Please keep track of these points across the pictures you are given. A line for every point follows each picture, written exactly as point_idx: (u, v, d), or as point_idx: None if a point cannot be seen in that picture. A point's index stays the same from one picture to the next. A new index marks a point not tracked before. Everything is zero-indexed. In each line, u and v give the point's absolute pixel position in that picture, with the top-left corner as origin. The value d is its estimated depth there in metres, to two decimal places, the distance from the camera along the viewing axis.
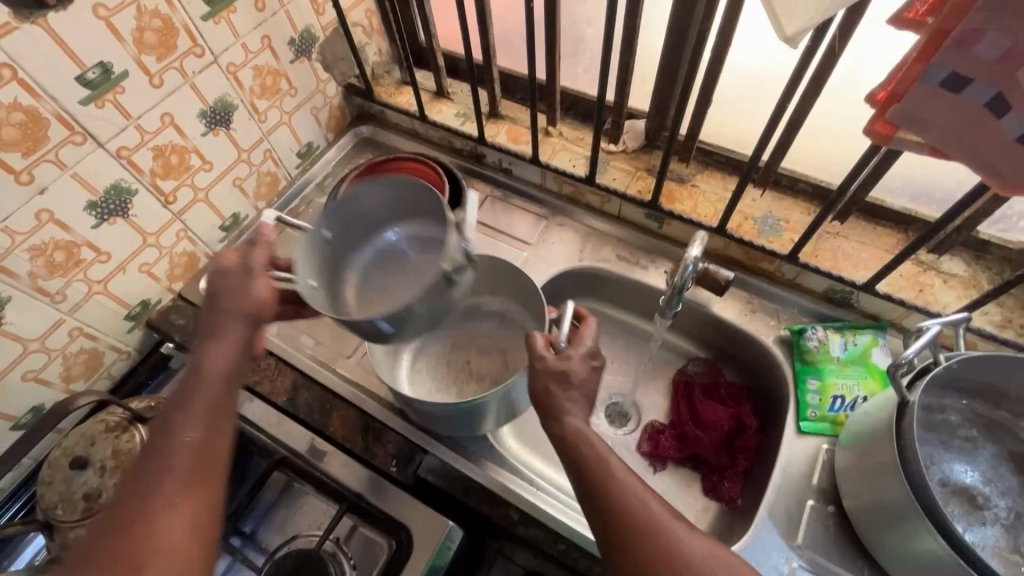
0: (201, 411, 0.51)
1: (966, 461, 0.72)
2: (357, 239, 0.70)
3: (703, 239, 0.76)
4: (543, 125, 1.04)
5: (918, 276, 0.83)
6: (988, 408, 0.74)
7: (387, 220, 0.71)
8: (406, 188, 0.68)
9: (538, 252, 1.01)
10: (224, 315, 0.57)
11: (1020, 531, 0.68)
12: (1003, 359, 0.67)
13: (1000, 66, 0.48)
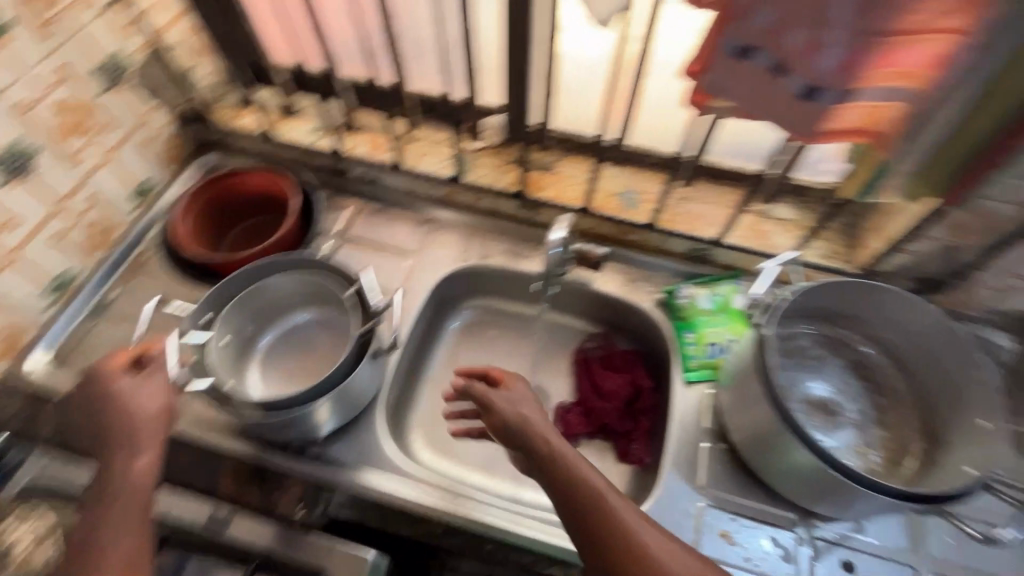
0: (132, 522, 0.60)
1: (817, 378, 0.83)
2: (268, 320, 0.90)
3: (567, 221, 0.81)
4: (404, 131, 1.03)
5: (758, 225, 0.93)
6: (829, 328, 0.85)
7: (299, 305, 0.92)
8: (312, 282, 0.88)
9: (421, 259, 0.99)
10: (121, 425, 0.63)
11: (866, 427, 0.80)
12: (832, 286, 0.78)
13: (774, 34, 0.55)
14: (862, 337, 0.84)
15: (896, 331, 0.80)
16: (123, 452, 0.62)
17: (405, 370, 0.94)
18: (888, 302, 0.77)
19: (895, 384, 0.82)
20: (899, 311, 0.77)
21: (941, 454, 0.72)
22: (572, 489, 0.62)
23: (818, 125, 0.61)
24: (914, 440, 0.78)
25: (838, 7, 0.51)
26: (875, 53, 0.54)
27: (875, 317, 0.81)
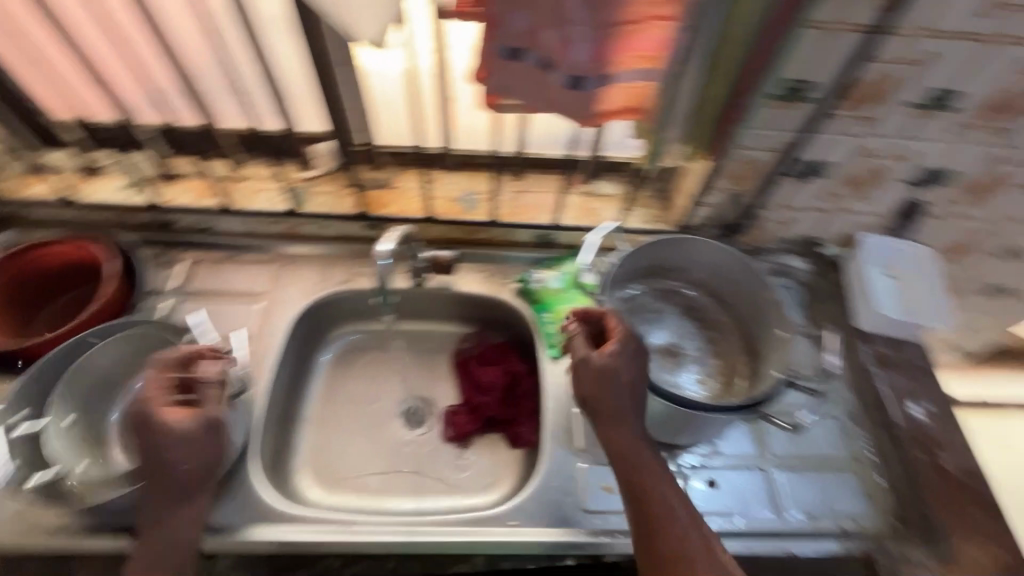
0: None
1: (659, 328, 0.93)
2: (111, 395, 0.83)
3: (394, 232, 0.79)
4: (229, 173, 0.99)
5: (588, 204, 1.02)
6: (659, 282, 0.96)
7: (133, 371, 0.84)
8: (129, 341, 0.81)
9: (275, 298, 0.96)
10: (170, 467, 0.67)
11: (705, 359, 0.92)
12: (650, 247, 0.89)
13: (529, 35, 0.62)
14: (687, 284, 0.96)
15: (708, 273, 0.93)
16: (164, 492, 0.67)
17: (276, 415, 0.90)
18: (694, 249, 0.89)
19: (720, 317, 0.95)
20: (705, 255, 0.90)
21: (761, 366, 0.85)
22: (629, 467, 0.69)
23: (593, 109, 0.69)
24: (742, 360, 0.90)
25: (573, 7, 0.58)
26: (616, 42, 0.62)
27: (691, 264, 0.93)
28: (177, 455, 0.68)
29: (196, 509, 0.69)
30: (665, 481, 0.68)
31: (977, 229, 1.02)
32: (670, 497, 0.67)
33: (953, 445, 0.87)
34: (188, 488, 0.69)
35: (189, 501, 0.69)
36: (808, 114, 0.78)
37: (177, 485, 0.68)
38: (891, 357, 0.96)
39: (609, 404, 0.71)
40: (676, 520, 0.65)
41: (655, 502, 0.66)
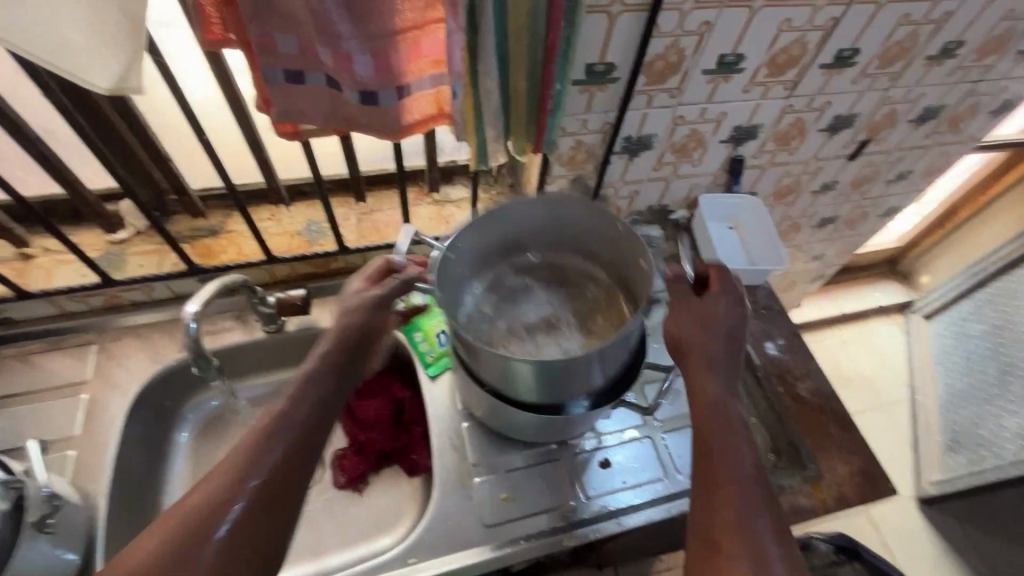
0: (275, 432, 0.57)
1: (529, 305, 0.86)
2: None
3: (201, 293, 0.67)
4: (17, 252, 0.85)
5: (441, 211, 0.99)
6: (517, 260, 0.90)
7: None
8: None
9: (103, 383, 0.84)
10: (365, 307, 0.72)
11: (584, 319, 0.86)
12: (483, 221, 0.78)
13: (304, 56, 0.57)
14: (546, 255, 0.91)
15: (557, 239, 0.89)
16: (311, 379, 0.63)
17: (126, 515, 0.78)
18: (530, 217, 0.83)
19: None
20: (545, 215, 0.83)
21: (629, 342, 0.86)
22: (712, 418, 0.61)
23: (398, 121, 0.66)
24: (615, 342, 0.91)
25: (337, 21, 0.55)
26: (400, 52, 0.60)
27: (538, 232, 0.87)
28: (333, 356, 0.67)
29: (309, 440, 0.59)
30: (748, 442, 0.60)
31: (795, 173, 1.12)
32: (750, 467, 0.57)
33: (807, 371, 0.96)
34: (318, 392, 0.63)
35: (293, 421, 0.59)
36: (617, 93, 0.81)
37: (318, 384, 0.63)
38: (745, 303, 1.03)
39: (700, 356, 0.66)
40: (750, 479, 0.56)
41: (738, 461, 0.58)
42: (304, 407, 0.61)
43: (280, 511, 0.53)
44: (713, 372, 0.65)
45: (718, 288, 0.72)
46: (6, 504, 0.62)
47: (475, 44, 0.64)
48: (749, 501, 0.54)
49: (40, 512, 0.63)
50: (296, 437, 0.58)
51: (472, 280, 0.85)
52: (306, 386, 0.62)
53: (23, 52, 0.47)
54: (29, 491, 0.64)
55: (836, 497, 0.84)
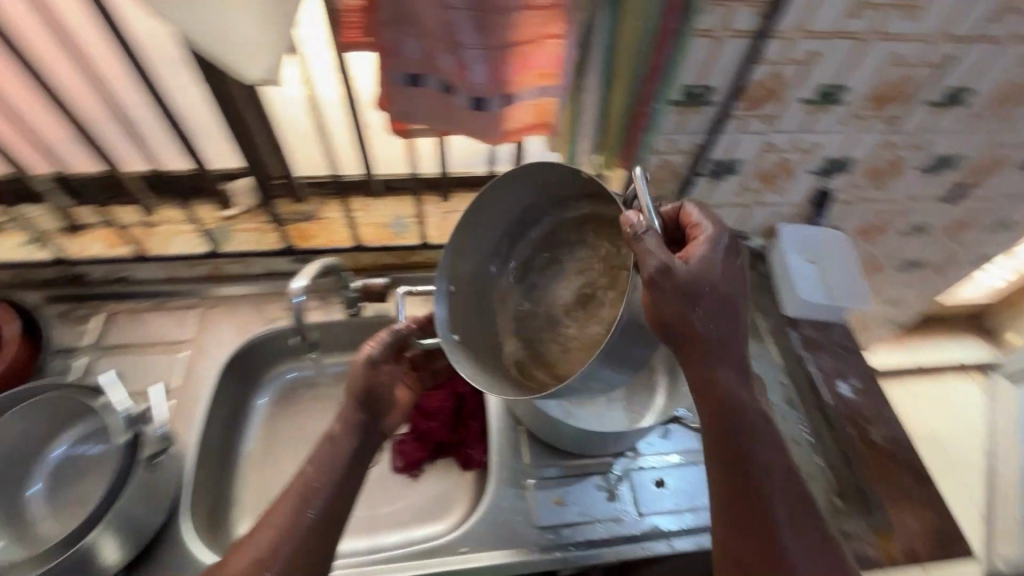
0: (303, 497, 0.63)
1: (560, 281, 0.77)
2: (23, 473, 0.74)
3: (309, 270, 0.72)
4: (142, 218, 0.95)
5: None
6: (536, 232, 0.79)
7: (44, 443, 0.75)
8: (34, 407, 0.72)
9: (201, 344, 0.92)
10: (374, 366, 0.73)
11: (618, 276, 0.72)
12: (457, 236, 0.74)
13: (426, 60, 0.62)
14: (551, 217, 0.77)
15: (555, 198, 0.75)
16: (335, 442, 0.68)
17: (209, 468, 0.85)
18: (502, 196, 0.74)
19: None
20: (515, 187, 0.73)
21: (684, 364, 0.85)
22: (724, 415, 0.63)
23: (501, 127, 0.69)
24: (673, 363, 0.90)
25: (461, 31, 0.58)
26: (512, 62, 0.62)
27: (533, 199, 0.76)
28: (343, 418, 0.70)
29: (332, 482, 0.65)
30: (761, 425, 0.64)
31: (884, 211, 1.08)
32: (767, 453, 0.63)
33: (881, 417, 0.92)
34: (338, 442, 0.68)
35: (315, 480, 0.64)
36: (711, 117, 0.81)
37: (334, 439, 0.68)
38: (819, 340, 1.00)
39: (704, 349, 0.62)
40: (766, 470, 0.63)
41: (752, 457, 0.63)
42: (324, 460, 0.66)
43: (323, 554, 0.62)
44: (721, 365, 0.63)
45: (700, 242, 0.62)
46: (127, 438, 0.69)
47: (583, 61, 0.68)
48: (767, 493, 0.62)
49: (159, 442, 0.71)
50: (316, 491, 0.64)
51: (492, 279, 0.80)
52: (322, 444, 0.68)
53: (197, 41, 0.55)
54: (144, 432, 0.71)
55: (905, 553, 0.80)
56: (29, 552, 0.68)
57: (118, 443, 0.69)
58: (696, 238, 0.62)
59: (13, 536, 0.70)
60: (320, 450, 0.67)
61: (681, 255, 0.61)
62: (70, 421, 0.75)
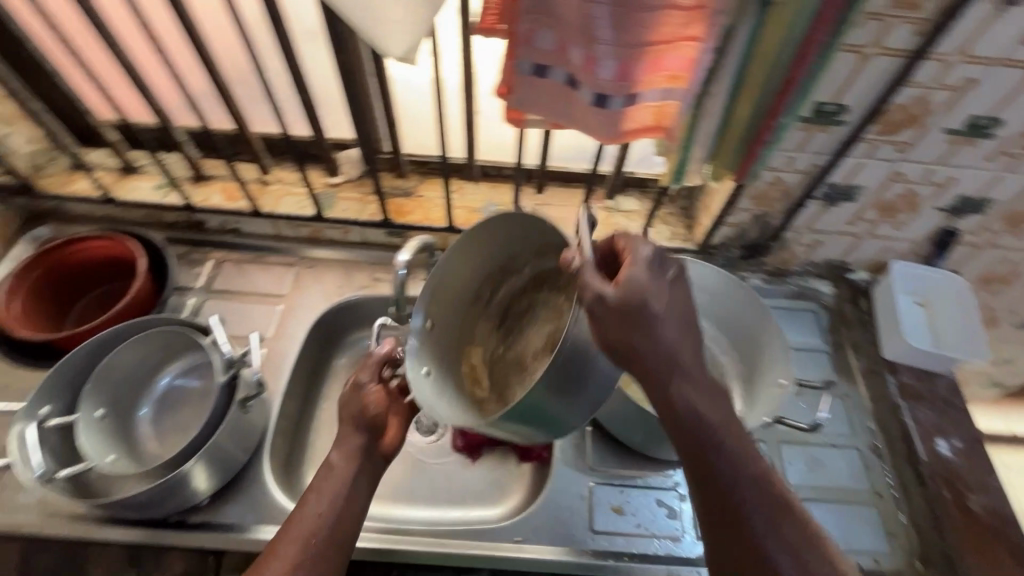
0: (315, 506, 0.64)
1: (536, 328, 0.76)
2: (135, 395, 0.79)
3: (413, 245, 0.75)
4: (258, 176, 1.02)
5: (609, 219, 1.01)
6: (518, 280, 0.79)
7: (157, 369, 0.81)
8: (156, 336, 0.78)
9: (295, 301, 0.98)
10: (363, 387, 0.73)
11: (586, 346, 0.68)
12: (441, 271, 0.73)
13: (557, 53, 0.62)
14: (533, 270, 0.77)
15: (532, 249, 0.75)
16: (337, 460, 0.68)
17: (289, 417, 0.90)
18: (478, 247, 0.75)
19: (721, 344, 0.96)
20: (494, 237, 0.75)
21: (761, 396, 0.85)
22: (687, 423, 0.60)
23: (619, 126, 0.68)
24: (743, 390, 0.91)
25: (600, 26, 0.58)
26: (645, 61, 0.61)
27: (512, 251, 0.76)
28: (345, 448, 0.69)
29: (341, 510, 0.64)
30: (729, 427, 0.61)
31: (1015, 261, 0.98)
32: (738, 456, 0.60)
33: (982, 484, 0.84)
34: (343, 470, 0.67)
35: (324, 510, 0.64)
36: (839, 137, 0.77)
37: (340, 468, 0.67)
38: (918, 389, 0.93)
39: (654, 363, 0.59)
40: (738, 472, 0.59)
41: (722, 461, 0.59)
42: (330, 490, 0.65)
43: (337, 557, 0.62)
44: (676, 373, 0.60)
45: (632, 265, 0.59)
46: (226, 377, 0.75)
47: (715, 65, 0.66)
48: (741, 495, 0.58)
49: (252, 387, 0.75)
50: (326, 519, 0.63)
51: (467, 328, 0.79)
52: (324, 474, 0.67)
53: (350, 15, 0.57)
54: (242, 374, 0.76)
55: None
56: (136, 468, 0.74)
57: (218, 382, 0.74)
58: (629, 261, 0.59)
59: (127, 451, 0.76)
60: (326, 481, 0.66)
61: (614, 284, 0.58)
62: (179, 353, 0.81)
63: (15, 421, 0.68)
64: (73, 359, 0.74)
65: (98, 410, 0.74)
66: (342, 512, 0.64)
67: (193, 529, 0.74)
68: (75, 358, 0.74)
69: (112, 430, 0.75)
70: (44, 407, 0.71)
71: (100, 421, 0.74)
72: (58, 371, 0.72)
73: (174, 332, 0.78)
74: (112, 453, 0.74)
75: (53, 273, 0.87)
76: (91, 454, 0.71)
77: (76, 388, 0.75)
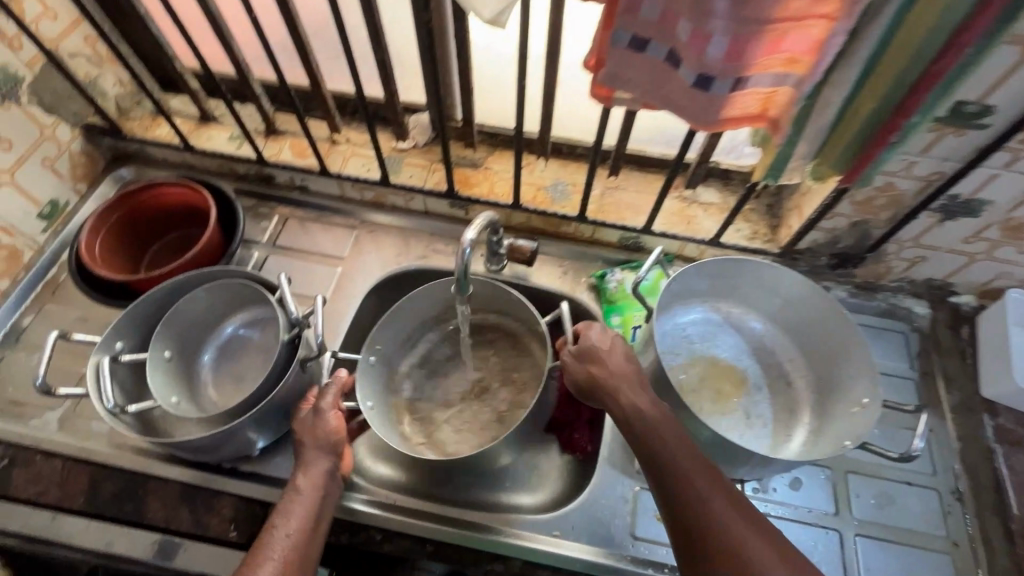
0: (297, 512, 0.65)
1: (462, 370, 0.97)
2: (199, 340, 0.82)
3: (480, 222, 0.70)
4: (328, 134, 1.01)
5: (685, 210, 0.94)
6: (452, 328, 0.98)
7: (223, 318, 0.83)
8: (224, 288, 0.79)
9: (355, 265, 0.97)
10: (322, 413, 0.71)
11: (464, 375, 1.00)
12: (386, 326, 0.88)
13: (662, 25, 0.56)
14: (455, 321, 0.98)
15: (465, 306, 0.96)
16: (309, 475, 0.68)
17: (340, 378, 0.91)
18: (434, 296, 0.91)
19: (793, 354, 0.89)
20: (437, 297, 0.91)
21: (834, 413, 0.79)
22: (642, 441, 0.65)
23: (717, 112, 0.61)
24: (812, 404, 0.84)
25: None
26: (763, 41, 0.54)
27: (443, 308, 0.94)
28: (311, 477, 0.68)
29: (303, 545, 0.63)
30: (681, 442, 0.64)
31: None
32: (693, 472, 0.61)
33: None
34: (306, 499, 0.66)
35: (289, 542, 0.62)
36: (978, 143, 0.66)
37: (302, 500, 0.66)
38: (1018, 435, 0.83)
39: (610, 387, 0.70)
40: (695, 486, 0.60)
41: (680, 474, 0.61)
42: (294, 521, 0.64)
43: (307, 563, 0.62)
44: (627, 395, 0.69)
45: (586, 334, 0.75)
46: (291, 335, 0.75)
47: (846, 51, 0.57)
48: (704, 508, 0.59)
49: (314, 349, 0.75)
50: (290, 553, 0.61)
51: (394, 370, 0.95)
52: (291, 501, 0.65)
53: None
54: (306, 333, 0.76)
55: None
56: (194, 413, 0.77)
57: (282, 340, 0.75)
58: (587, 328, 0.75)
59: (189, 392, 0.79)
60: (295, 505, 0.65)
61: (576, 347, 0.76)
62: (243, 306, 0.83)
63: (92, 355, 0.70)
64: (146, 302, 0.76)
65: (168, 352, 0.77)
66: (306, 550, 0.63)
67: (243, 477, 0.76)
68: (148, 301, 0.76)
69: (177, 371, 0.79)
70: (118, 343, 0.74)
71: (167, 363, 0.77)
72: (131, 312, 0.74)
73: (240, 286, 0.79)
74: (176, 394, 0.77)
75: (133, 212, 0.89)
76: (156, 395, 0.74)
77: (148, 328, 0.78)
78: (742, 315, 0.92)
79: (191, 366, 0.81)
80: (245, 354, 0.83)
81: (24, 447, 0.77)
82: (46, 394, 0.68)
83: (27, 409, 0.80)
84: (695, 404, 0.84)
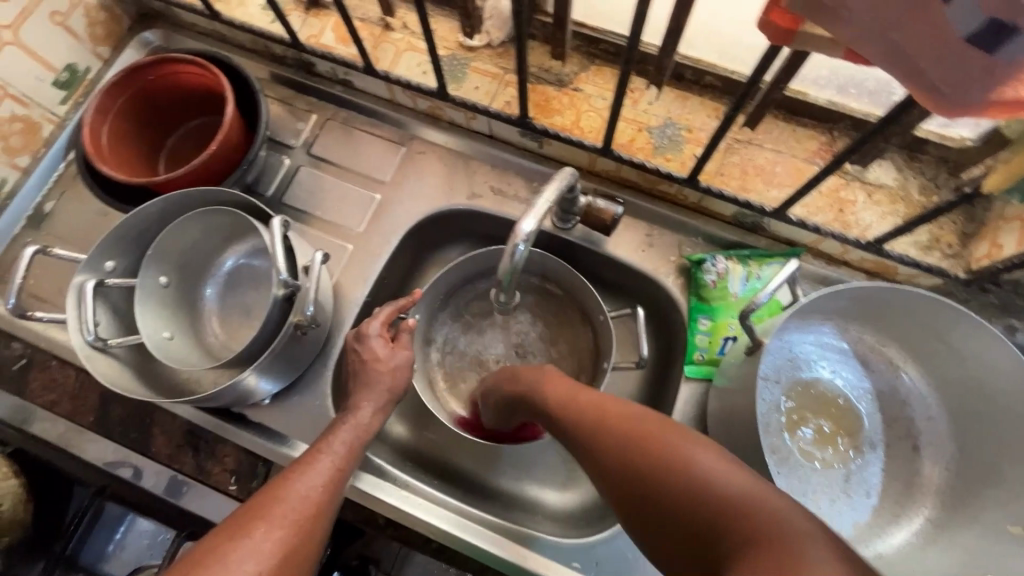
0: (338, 450, 0.57)
1: (494, 332, 0.81)
2: (199, 271, 0.73)
3: (541, 208, 0.53)
4: (381, 16, 0.79)
5: (839, 191, 0.69)
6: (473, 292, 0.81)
7: (225, 248, 0.74)
8: (222, 216, 0.69)
9: (397, 193, 0.80)
10: (374, 369, 0.63)
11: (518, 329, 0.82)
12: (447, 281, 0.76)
13: None
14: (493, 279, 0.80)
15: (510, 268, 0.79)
16: (363, 424, 0.61)
17: None
18: (487, 256, 0.76)
19: (934, 414, 0.67)
20: (489, 256, 0.76)
21: (975, 519, 0.60)
22: (635, 480, 0.47)
23: (983, 91, 0.35)
24: (944, 489, 0.64)
25: None
26: None
27: (486, 266, 0.78)
28: (342, 437, 0.58)
29: (329, 500, 0.54)
30: (696, 443, 0.46)
31: None
32: (713, 465, 0.44)
33: None
34: (335, 455, 0.57)
35: (314, 498, 0.53)
36: None
37: (329, 458, 0.56)
38: None
39: (568, 418, 0.55)
40: (724, 495, 0.42)
41: (700, 480, 0.44)
42: (321, 474, 0.54)
43: (328, 504, 0.53)
44: (619, 420, 0.51)
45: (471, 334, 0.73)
46: (283, 293, 0.63)
47: None
48: (727, 500, 0.42)
49: (303, 318, 0.63)
50: (314, 505, 0.52)
51: (429, 327, 0.80)
52: (314, 457, 0.56)
53: None
54: (299, 294, 0.64)
55: None
56: (191, 353, 0.70)
57: (276, 296, 0.64)
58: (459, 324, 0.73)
59: (189, 328, 0.71)
60: (336, 436, 0.58)
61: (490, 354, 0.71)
62: (247, 234, 0.72)
63: (76, 273, 0.62)
64: (143, 217, 0.66)
65: (164, 279, 0.69)
66: (327, 505, 0.53)
67: (247, 427, 0.70)
68: (141, 215, 0.66)
69: (173, 304, 0.71)
70: (108, 264, 0.66)
71: (163, 291, 0.69)
72: (126, 225, 0.65)
73: (230, 211, 0.68)
74: (169, 329, 0.69)
75: (140, 99, 0.75)
76: (146, 330, 0.66)
77: (143, 246, 0.69)
78: (876, 348, 0.69)
79: (192, 295, 0.73)
80: (248, 287, 0.75)
81: (40, 350, 0.73)
82: (22, 317, 0.63)
83: (46, 305, 0.75)
84: (783, 454, 0.65)
